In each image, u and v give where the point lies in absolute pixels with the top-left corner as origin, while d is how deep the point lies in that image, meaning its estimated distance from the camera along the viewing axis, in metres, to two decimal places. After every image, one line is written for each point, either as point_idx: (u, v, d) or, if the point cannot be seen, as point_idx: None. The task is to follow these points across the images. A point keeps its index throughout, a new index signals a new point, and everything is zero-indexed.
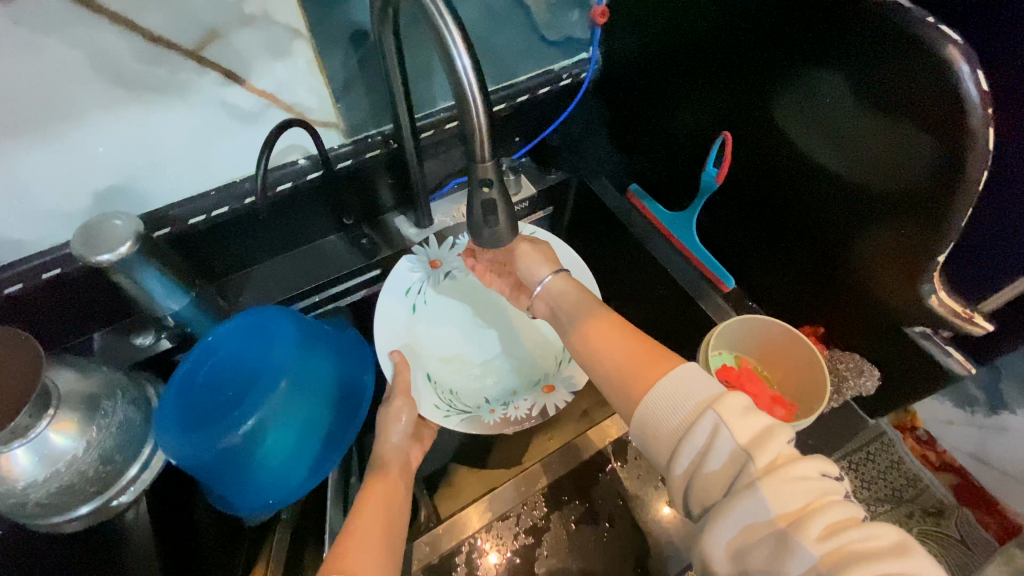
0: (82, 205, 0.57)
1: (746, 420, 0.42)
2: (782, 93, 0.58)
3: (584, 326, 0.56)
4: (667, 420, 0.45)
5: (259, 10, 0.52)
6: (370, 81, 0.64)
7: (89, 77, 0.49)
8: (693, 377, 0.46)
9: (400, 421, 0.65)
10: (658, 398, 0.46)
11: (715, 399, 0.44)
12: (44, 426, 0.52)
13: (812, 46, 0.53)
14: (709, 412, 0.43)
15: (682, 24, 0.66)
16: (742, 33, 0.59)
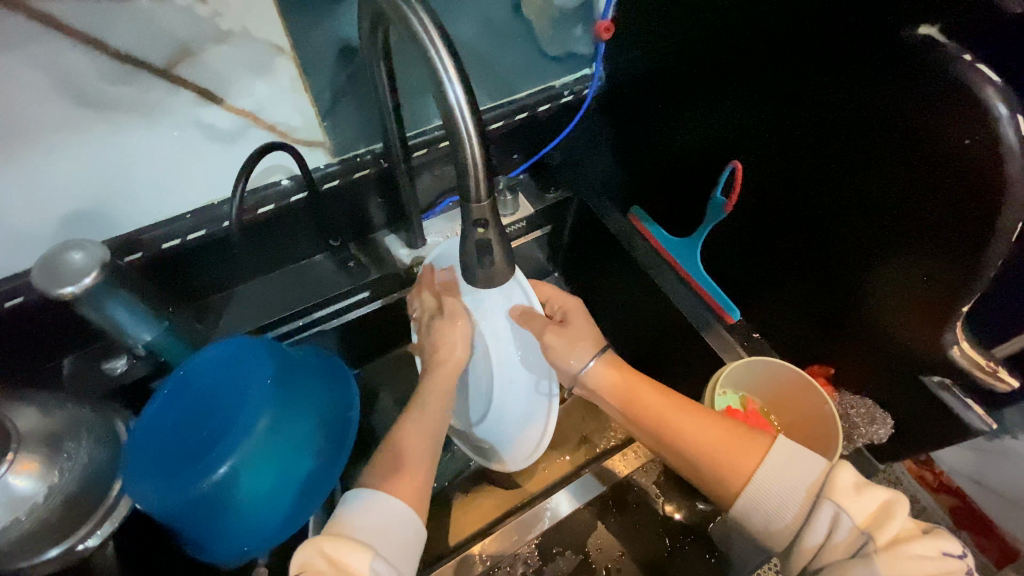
0: (45, 230, 0.53)
1: (861, 499, 0.42)
2: (796, 125, 0.55)
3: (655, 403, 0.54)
4: (775, 511, 0.46)
5: (237, 25, 0.48)
6: (360, 99, 0.60)
7: (47, 96, 0.45)
8: (802, 461, 0.46)
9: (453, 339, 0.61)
10: (759, 491, 0.46)
11: (829, 480, 0.44)
12: (3, 471, 0.48)
13: (833, 78, 0.49)
14: (824, 500, 0.43)
15: (693, 46, 0.62)
16: (757, 60, 0.56)
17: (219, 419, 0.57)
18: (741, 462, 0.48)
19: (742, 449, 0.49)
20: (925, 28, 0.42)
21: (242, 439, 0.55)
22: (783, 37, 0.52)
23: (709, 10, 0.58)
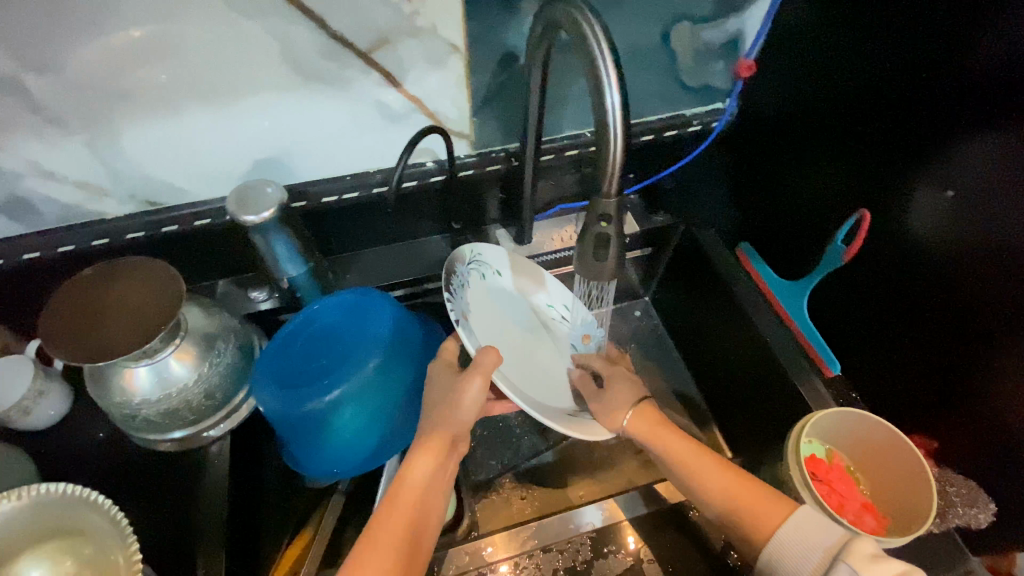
0: (240, 169, 0.64)
1: (881, 565, 0.41)
2: (939, 185, 0.54)
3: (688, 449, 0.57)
4: (803, 566, 0.46)
5: (428, 23, 0.56)
6: (508, 101, 0.68)
7: (274, 61, 0.55)
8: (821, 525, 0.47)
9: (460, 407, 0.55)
10: (776, 548, 0.48)
11: (846, 546, 0.44)
12: (167, 354, 0.58)
13: (982, 136, 0.49)
14: (839, 562, 0.43)
15: (839, 94, 0.63)
16: (904, 113, 0.55)
17: (338, 352, 0.65)
18: (766, 516, 0.50)
19: (768, 506, 0.50)
20: None
21: (354, 373, 0.63)
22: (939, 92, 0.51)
23: (857, 60, 0.59)
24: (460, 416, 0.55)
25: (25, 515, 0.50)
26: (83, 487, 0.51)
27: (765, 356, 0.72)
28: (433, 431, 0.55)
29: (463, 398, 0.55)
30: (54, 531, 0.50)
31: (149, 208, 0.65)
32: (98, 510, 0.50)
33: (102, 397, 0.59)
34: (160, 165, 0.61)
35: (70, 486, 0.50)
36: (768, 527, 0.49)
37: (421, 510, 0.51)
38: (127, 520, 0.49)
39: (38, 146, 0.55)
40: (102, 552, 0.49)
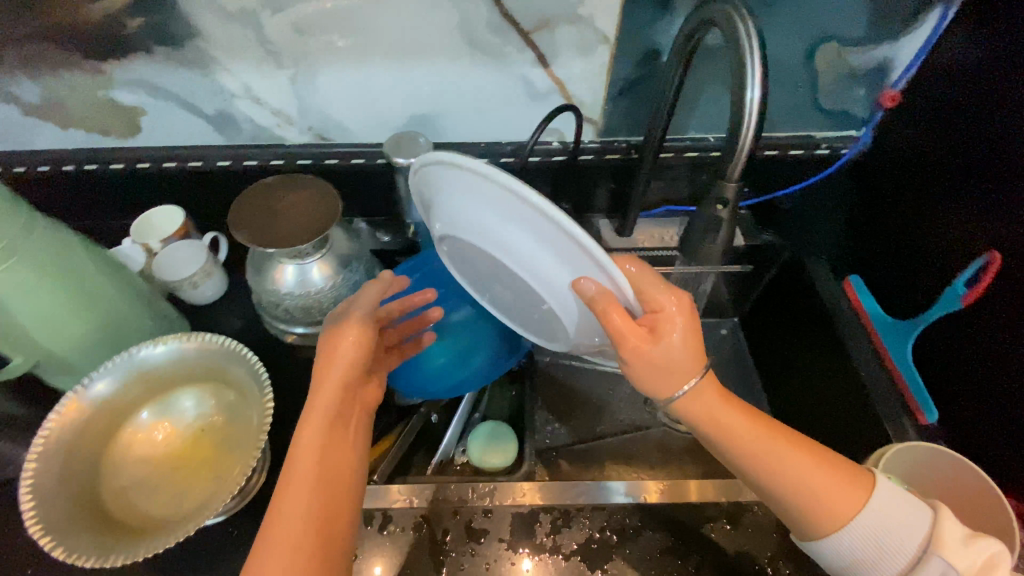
0: (398, 120, 0.75)
1: (967, 551, 0.44)
2: None
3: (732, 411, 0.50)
4: (870, 552, 0.46)
5: (588, 12, 0.62)
6: (642, 96, 0.72)
7: (449, 30, 0.64)
8: (900, 509, 0.47)
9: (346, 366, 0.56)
10: (857, 543, 0.46)
11: (926, 531, 0.45)
12: (313, 261, 0.69)
13: None
14: (932, 555, 0.44)
15: (988, 135, 0.60)
16: None
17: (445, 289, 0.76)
18: (836, 498, 0.47)
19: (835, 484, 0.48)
20: None
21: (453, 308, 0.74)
22: None
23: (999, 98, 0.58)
24: (335, 376, 0.55)
25: (192, 355, 0.62)
26: (240, 344, 0.63)
27: (855, 389, 0.70)
28: (317, 391, 0.55)
29: (338, 356, 0.56)
30: (215, 374, 0.63)
31: (319, 141, 0.78)
32: (247, 366, 0.62)
33: (256, 284, 0.71)
34: (338, 106, 0.73)
35: (231, 342, 0.62)
36: (833, 512, 0.47)
37: (331, 471, 0.51)
38: (266, 375, 0.61)
39: (255, 74, 0.68)
40: (248, 403, 0.61)
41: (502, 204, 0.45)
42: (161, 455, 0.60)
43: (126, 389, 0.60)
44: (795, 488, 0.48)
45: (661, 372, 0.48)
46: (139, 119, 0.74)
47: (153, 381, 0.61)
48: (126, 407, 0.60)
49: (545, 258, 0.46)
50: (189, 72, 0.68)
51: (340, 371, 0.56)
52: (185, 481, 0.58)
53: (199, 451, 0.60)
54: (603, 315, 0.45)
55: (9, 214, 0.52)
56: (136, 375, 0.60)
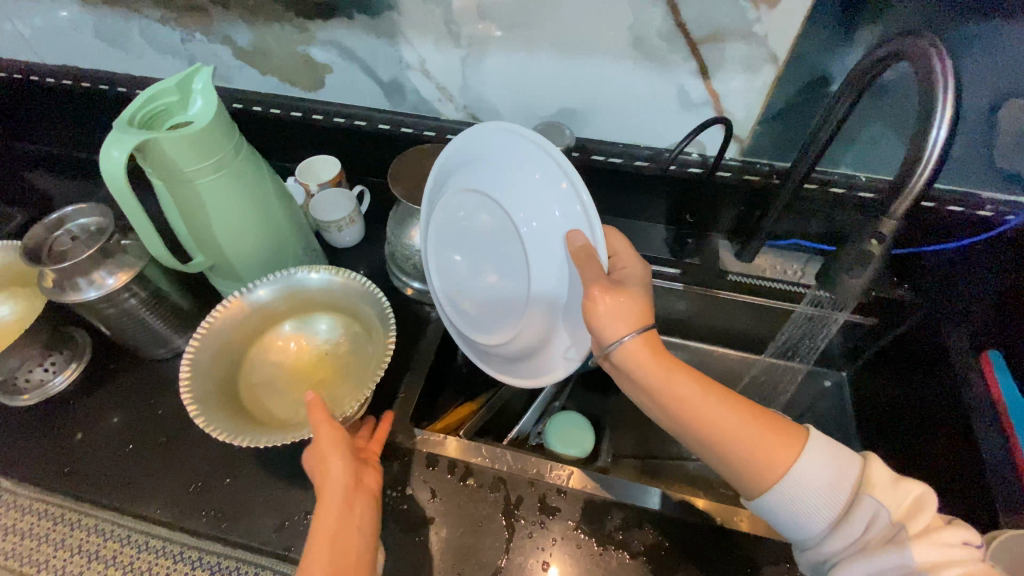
0: (548, 109, 0.79)
1: (896, 491, 0.43)
2: None
3: (678, 369, 0.50)
4: (805, 506, 0.45)
5: (763, 31, 0.62)
6: (798, 121, 0.71)
7: (620, 31, 0.67)
8: (832, 456, 0.45)
9: (335, 449, 0.56)
10: (792, 491, 0.45)
11: (862, 479, 0.44)
12: None
13: None
14: (864, 496, 0.43)
15: None
16: None
17: None
18: (774, 453, 0.46)
19: (777, 443, 0.46)
20: None
21: None
22: None
23: None
24: (334, 473, 0.55)
25: (337, 288, 0.70)
26: (375, 286, 0.70)
27: (974, 471, 0.65)
28: (322, 488, 0.54)
29: (325, 445, 0.56)
30: (349, 310, 0.71)
31: (471, 119, 0.84)
32: (377, 306, 0.68)
33: (393, 235, 0.78)
34: (497, 88, 0.78)
35: (370, 282, 0.69)
36: (773, 469, 0.46)
37: (342, 552, 0.50)
38: (391, 315, 0.67)
39: (432, 50, 0.75)
40: (370, 342, 0.68)
41: (528, 158, 0.55)
42: (290, 367, 0.68)
43: (279, 301, 0.69)
44: (724, 432, 0.47)
45: (620, 314, 0.50)
46: (324, 76, 0.84)
47: (300, 300, 0.70)
48: (273, 316, 0.69)
49: (548, 208, 0.54)
50: (377, 40, 0.76)
51: (336, 464, 0.55)
52: (302, 395, 0.66)
53: (319, 373, 0.68)
54: (584, 262, 0.50)
55: (227, 135, 0.60)
56: (290, 292, 0.69)
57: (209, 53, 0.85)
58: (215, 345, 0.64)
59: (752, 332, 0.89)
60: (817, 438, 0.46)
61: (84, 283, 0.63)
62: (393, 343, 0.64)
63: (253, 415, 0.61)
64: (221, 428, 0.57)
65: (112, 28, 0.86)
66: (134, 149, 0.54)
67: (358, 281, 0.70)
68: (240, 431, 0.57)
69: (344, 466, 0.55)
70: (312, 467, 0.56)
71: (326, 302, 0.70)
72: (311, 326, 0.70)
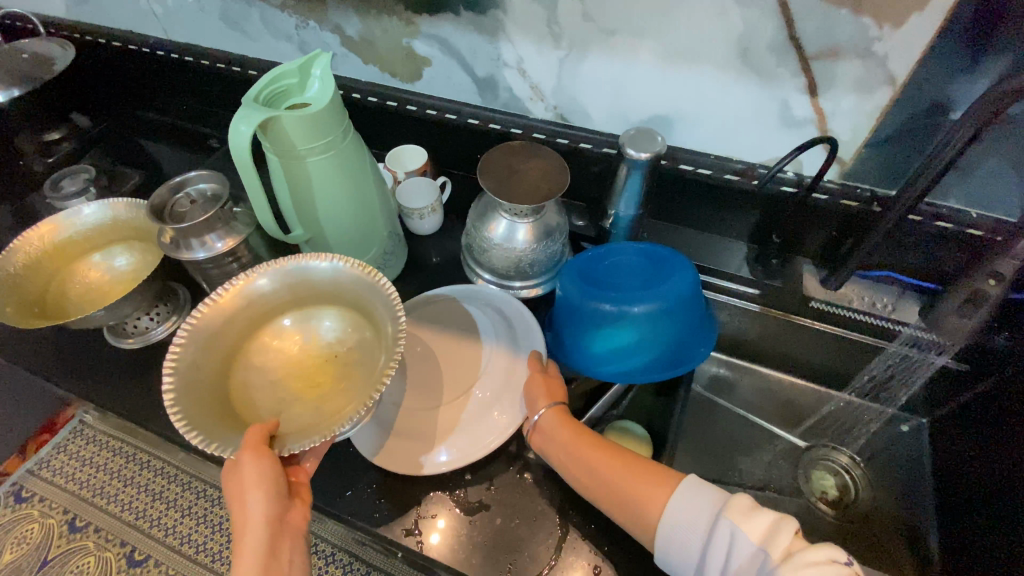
0: (640, 116, 0.79)
1: (753, 518, 0.49)
2: None
3: (576, 430, 0.63)
4: (685, 541, 0.52)
5: (884, 51, 0.60)
6: (909, 148, 0.67)
7: (729, 42, 0.66)
8: (700, 497, 0.53)
9: (265, 477, 0.51)
10: (671, 527, 0.53)
11: (725, 506, 0.51)
12: (524, 222, 0.76)
13: None
14: (722, 519, 0.50)
15: None
16: None
17: (631, 282, 0.75)
18: (651, 495, 0.55)
19: (654, 485, 0.56)
20: None
21: (636, 302, 0.73)
22: None
23: None
24: (252, 509, 0.51)
25: (340, 279, 0.65)
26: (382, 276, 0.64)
27: None
28: (241, 526, 0.51)
29: (244, 476, 0.51)
30: (356, 305, 0.66)
31: (559, 121, 0.85)
32: (386, 303, 0.62)
33: (473, 225, 0.81)
34: (591, 92, 0.79)
35: (372, 272, 0.63)
36: (653, 509, 0.54)
37: None
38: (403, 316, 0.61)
39: (530, 50, 0.77)
40: (378, 344, 0.63)
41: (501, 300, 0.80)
42: (289, 364, 0.65)
43: (281, 292, 0.65)
44: (611, 478, 0.58)
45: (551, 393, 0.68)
46: (423, 69, 0.87)
47: (303, 292, 0.66)
48: (271, 309, 0.65)
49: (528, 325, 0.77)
50: (479, 38, 0.79)
51: (256, 503, 0.51)
52: (301, 397, 0.62)
53: (323, 377, 0.64)
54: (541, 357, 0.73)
55: (337, 120, 0.63)
56: (292, 282, 0.65)
57: (319, 40, 0.90)
58: (209, 334, 0.61)
59: (826, 363, 0.85)
60: (688, 482, 0.55)
61: (196, 244, 0.69)
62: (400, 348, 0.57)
63: (240, 418, 0.58)
64: (198, 431, 0.53)
65: (236, 11, 0.93)
66: (257, 126, 0.58)
67: (364, 271, 0.64)
68: (221, 438, 0.54)
69: (266, 505, 0.52)
70: (229, 498, 0.52)
71: (333, 294, 0.66)
72: (314, 322, 0.66)
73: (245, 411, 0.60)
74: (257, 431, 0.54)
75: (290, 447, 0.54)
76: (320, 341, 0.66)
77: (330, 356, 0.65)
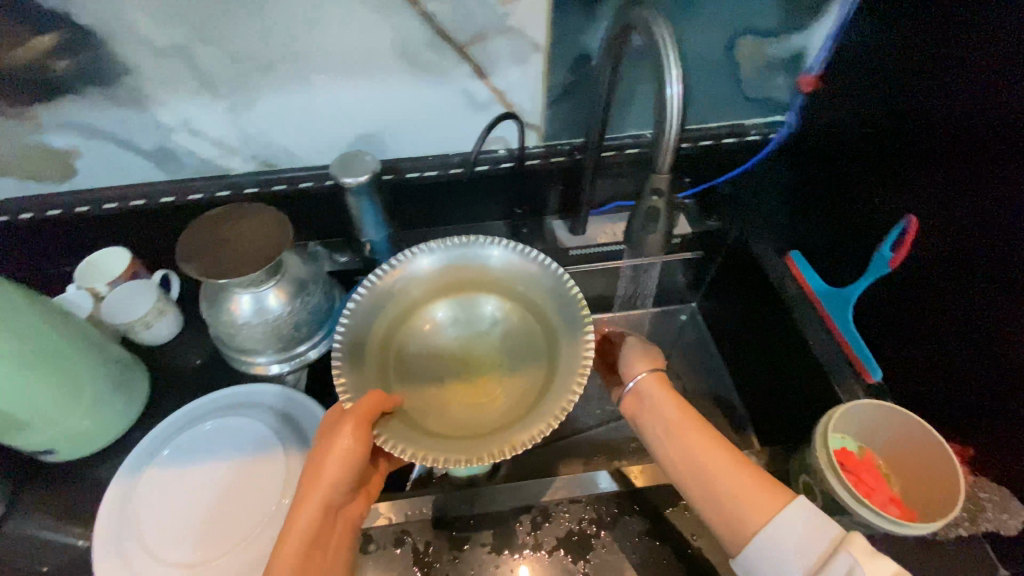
0: (344, 139, 0.75)
1: (876, 561, 0.42)
2: (997, 203, 0.53)
3: (671, 412, 0.56)
4: (785, 563, 0.46)
5: (517, 24, 0.65)
6: (579, 99, 0.75)
7: (387, 49, 0.65)
8: (820, 519, 0.46)
9: (354, 439, 0.51)
10: (767, 541, 0.46)
11: (844, 539, 0.44)
12: (268, 288, 0.69)
13: (1009, 149, 0.51)
14: (840, 552, 0.43)
15: (904, 118, 0.63)
16: (971, 114, 0.54)
17: None
18: (754, 512, 0.48)
19: (758, 499, 0.48)
20: None
21: None
22: (981, 120, 0.53)
23: (911, 93, 0.62)
24: (326, 479, 0.53)
25: (518, 275, 0.61)
26: (572, 286, 0.59)
27: (807, 360, 0.74)
28: (302, 502, 0.53)
29: (336, 449, 0.52)
30: (529, 318, 0.61)
31: (267, 169, 0.78)
32: (577, 337, 0.56)
33: (214, 314, 0.71)
34: (283, 131, 0.73)
35: (573, 283, 0.59)
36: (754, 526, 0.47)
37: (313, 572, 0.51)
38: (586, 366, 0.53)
39: (193, 107, 0.68)
40: (546, 381, 0.55)
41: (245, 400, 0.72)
42: (450, 347, 0.62)
43: (450, 272, 0.61)
44: (715, 476, 0.50)
45: None
46: (75, 162, 0.72)
47: (472, 281, 0.61)
48: (437, 287, 0.61)
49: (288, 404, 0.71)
50: (123, 111, 0.67)
51: (325, 488, 0.53)
52: (459, 398, 0.58)
53: (476, 389, 0.59)
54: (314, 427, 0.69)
55: None
56: (457, 265, 0.61)
57: None
58: (381, 296, 0.59)
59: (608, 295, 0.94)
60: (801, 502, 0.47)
61: None
62: (575, 397, 0.51)
63: (392, 370, 0.58)
64: (349, 378, 0.53)
65: None
66: None
67: (565, 285, 0.59)
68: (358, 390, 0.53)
69: (331, 492, 0.53)
70: (314, 449, 0.55)
71: (503, 291, 0.61)
72: (475, 310, 0.62)
73: (403, 376, 0.58)
74: (374, 399, 0.51)
75: (387, 442, 0.49)
76: (490, 335, 0.62)
77: (476, 362, 0.62)
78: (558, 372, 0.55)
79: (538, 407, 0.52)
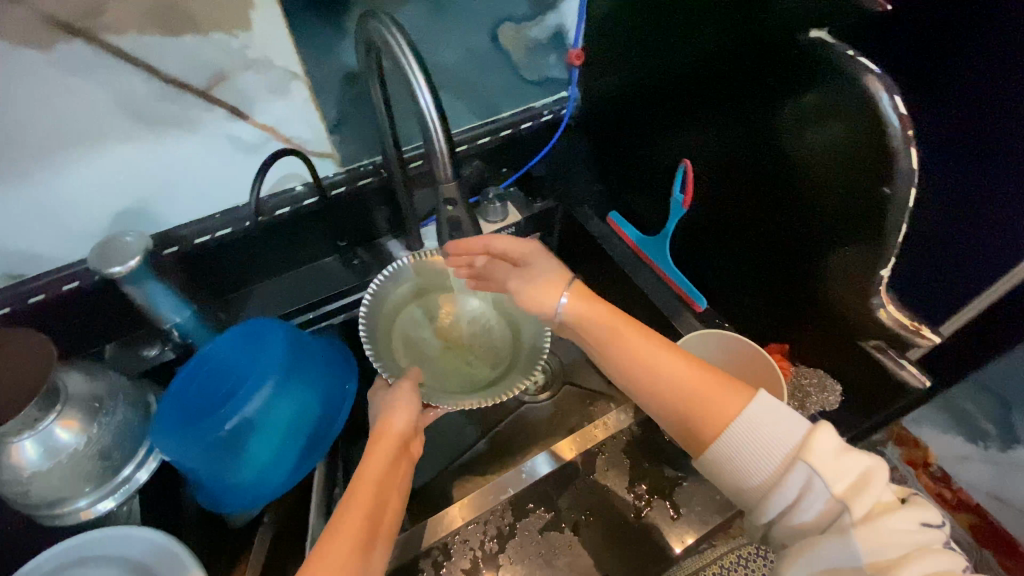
0: (102, 223, 0.64)
1: (840, 464, 0.45)
2: (746, 129, 0.61)
3: (620, 328, 0.56)
4: (755, 463, 0.48)
5: (260, 54, 0.59)
6: (363, 117, 0.72)
7: (111, 112, 0.56)
8: (784, 420, 0.49)
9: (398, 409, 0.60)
10: (735, 435, 0.49)
11: (803, 447, 0.46)
12: (51, 422, 0.57)
13: (742, 83, 0.60)
14: (800, 462, 0.46)
15: (663, 75, 0.71)
16: (708, 58, 0.63)
17: (230, 383, 0.65)
18: (717, 417, 0.50)
19: (720, 400, 0.50)
20: (816, 33, 0.51)
21: (248, 398, 0.63)
22: (717, 63, 0.61)
23: (659, 49, 0.70)
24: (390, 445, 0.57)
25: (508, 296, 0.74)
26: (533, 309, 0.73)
27: (647, 307, 0.80)
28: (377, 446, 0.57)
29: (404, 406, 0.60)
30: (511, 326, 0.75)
31: (11, 282, 0.63)
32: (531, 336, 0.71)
33: None
34: (13, 233, 0.59)
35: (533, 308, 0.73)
36: (714, 427, 0.50)
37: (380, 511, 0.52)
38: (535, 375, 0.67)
39: None
40: (508, 367, 0.71)
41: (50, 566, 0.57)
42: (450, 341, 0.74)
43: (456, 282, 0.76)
44: (664, 376, 0.53)
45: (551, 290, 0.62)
46: None
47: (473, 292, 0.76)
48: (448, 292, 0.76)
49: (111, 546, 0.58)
50: None
51: (391, 447, 0.57)
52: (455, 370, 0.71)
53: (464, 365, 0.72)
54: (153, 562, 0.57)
55: None
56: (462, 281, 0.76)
57: None
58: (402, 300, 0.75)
59: None
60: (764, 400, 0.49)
61: None
62: (522, 391, 0.65)
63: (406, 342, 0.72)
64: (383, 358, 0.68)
65: None
66: None
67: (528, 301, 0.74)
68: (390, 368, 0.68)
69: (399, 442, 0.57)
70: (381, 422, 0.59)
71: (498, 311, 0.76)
72: (471, 313, 0.76)
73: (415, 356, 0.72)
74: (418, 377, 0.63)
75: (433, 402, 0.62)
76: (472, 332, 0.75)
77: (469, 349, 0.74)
78: (518, 364, 0.70)
79: (505, 384, 0.67)
